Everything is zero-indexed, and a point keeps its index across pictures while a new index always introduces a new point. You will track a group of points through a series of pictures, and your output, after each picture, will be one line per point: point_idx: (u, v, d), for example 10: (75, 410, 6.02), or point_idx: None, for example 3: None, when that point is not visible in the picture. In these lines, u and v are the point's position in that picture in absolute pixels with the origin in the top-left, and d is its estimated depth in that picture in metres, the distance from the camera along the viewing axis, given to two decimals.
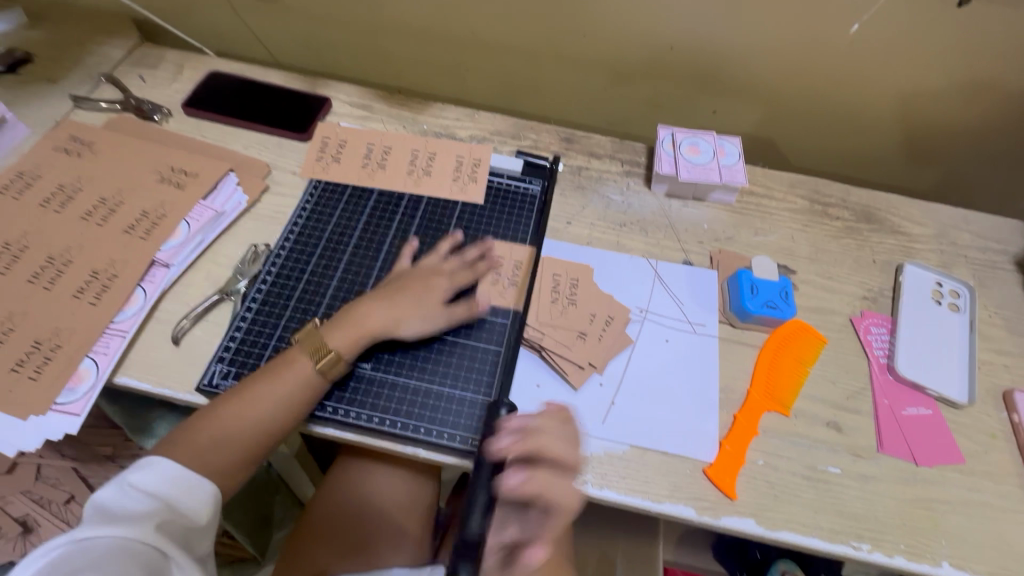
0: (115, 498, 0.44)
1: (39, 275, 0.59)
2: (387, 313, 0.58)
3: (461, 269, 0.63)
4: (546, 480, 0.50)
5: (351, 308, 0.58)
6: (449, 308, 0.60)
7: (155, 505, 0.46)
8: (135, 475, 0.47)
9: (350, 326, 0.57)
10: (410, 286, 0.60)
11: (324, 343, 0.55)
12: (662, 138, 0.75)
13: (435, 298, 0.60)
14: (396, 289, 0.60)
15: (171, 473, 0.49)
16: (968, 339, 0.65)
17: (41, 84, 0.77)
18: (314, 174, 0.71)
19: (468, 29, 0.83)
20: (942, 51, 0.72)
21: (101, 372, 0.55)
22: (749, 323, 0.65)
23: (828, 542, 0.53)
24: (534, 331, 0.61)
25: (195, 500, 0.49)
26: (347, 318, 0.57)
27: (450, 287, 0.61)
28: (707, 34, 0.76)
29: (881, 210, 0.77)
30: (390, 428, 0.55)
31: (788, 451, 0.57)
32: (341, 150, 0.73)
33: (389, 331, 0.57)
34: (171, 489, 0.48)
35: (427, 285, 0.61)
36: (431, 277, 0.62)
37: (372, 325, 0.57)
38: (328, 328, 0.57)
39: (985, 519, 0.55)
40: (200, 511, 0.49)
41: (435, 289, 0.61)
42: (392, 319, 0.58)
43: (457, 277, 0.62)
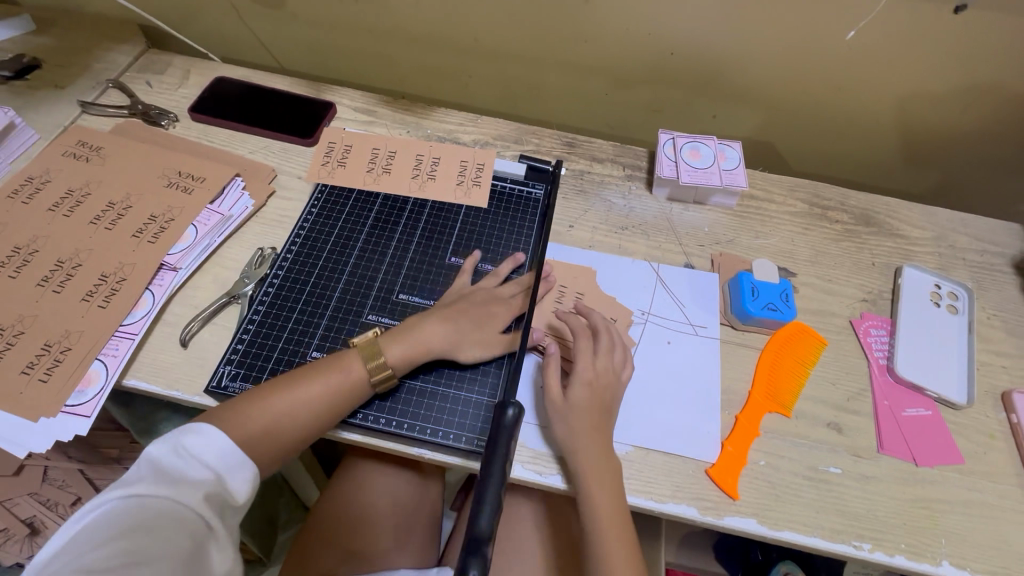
0: (172, 461, 0.46)
1: (49, 278, 0.60)
2: (448, 333, 0.58)
3: (519, 294, 0.64)
4: (578, 345, 0.59)
5: (412, 322, 0.59)
6: (509, 337, 0.61)
7: (203, 476, 0.46)
8: (192, 440, 0.48)
9: (411, 341, 0.57)
10: (471, 307, 0.61)
11: (378, 353, 0.55)
12: (662, 143, 0.76)
13: (497, 326, 0.61)
14: (458, 309, 0.60)
15: (222, 447, 0.48)
16: (966, 340, 0.66)
17: (49, 90, 0.78)
18: (319, 178, 0.72)
19: (471, 35, 0.84)
20: (938, 57, 0.73)
21: (111, 375, 0.56)
22: (750, 325, 0.65)
23: (829, 541, 0.54)
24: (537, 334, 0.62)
25: (240, 478, 0.49)
26: (409, 332, 0.57)
27: (510, 315, 0.62)
28: (707, 40, 0.77)
29: (879, 213, 0.78)
30: (396, 428, 0.55)
31: (790, 452, 0.58)
32: (346, 155, 0.74)
33: (445, 351, 0.58)
34: (220, 462, 0.48)
35: (488, 310, 0.61)
36: (491, 302, 0.62)
37: (432, 342, 0.57)
38: (386, 339, 0.57)
39: (984, 518, 0.56)
40: (243, 489, 0.49)
41: (498, 316, 0.61)
42: (452, 341, 0.58)
43: (516, 305, 0.63)
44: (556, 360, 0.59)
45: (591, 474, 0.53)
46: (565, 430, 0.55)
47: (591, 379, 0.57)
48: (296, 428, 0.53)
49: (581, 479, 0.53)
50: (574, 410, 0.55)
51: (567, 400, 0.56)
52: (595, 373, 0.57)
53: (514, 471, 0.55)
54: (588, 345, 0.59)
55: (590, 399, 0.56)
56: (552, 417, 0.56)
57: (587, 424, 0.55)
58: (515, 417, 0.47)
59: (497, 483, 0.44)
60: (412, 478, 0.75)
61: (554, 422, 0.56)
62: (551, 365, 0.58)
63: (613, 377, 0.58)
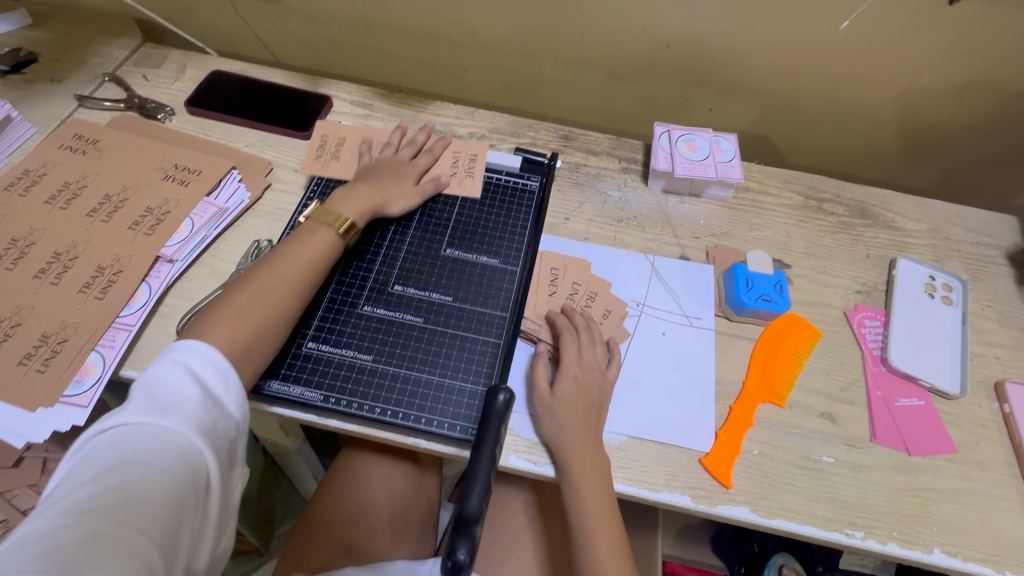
0: (162, 382, 0.46)
1: (46, 270, 0.60)
2: (375, 191, 0.66)
3: (421, 155, 0.72)
4: (564, 341, 0.59)
5: (347, 189, 0.66)
6: (422, 186, 0.69)
7: (190, 396, 0.46)
8: (185, 360, 0.48)
9: (354, 200, 0.64)
10: (387, 169, 0.69)
11: (340, 215, 0.62)
12: (658, 135, 0.76)
13: (409, 178, 0.69)
14: (376, 172, 0.68)
15: (206, 365, 0.48)
16: (960, 331, 0.66)
17: (46, 84, 0.78)
18: (313, 171, 0.72)
19: (467, 28, 0.84)
20: (934, 49, 0.73)
21: (107, 366, 0.56)
22: (744, 316, 0.66)
23: (823, 530, 0.54)
24: (529, 325, 0.62)
25: (232, 396, 0.48)
26: (348, 195, 0.65)
27: (420, 170, 0.71)
28: (702, 32, 0.77)
29: (875, 205, 0.78)
30: (391, 418, 0.56)
31: (783, 441, 0.58)
32: (339, 147, 0.74)
33: (378, 207, 0.66)
34: (212, 381, 0.48)
35: (402, 169, 0.69)
36: (402, 161, 0.70)
37: (365, 200, 0.65)
38: (331, 203, 0.64)
39: (976, 507, 0.56)
40: (237, 408, 0.48)
41: (409, 170, 0.70)
42: (383, 197, 0.66)
43: (421, 163, 0.71)
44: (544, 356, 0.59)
45: (576, 463, 0.53)
46: (553, 424, 0.55)
47: (578, 376, 0.57)
48: None
49: (568, 471, 0.53)
50: (560, 404, 0.56)
51: (554, 395, 0.56)
52: (580, 368, 0.58)
53: (508, 460, 0.55)
54: (573, 342, 0.59)
55: (576, 394, 0.56)
56: (539, 410, 0.57)
57: (573, 417, 0.55)
58: (506, 400, 0.52)
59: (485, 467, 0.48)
60: (408, 470, 0.75)
61: (542, 417, 0.56)
62: (540, 360, 0.59)
63: (599, 372, 0.58)
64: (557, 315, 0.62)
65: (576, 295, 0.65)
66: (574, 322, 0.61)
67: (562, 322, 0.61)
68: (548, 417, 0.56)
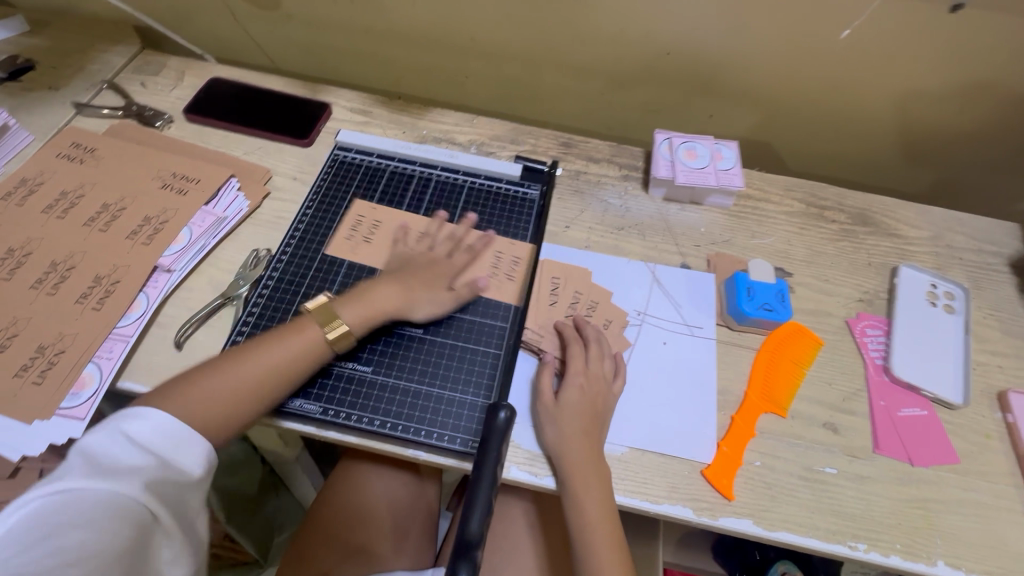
0: (106, 447, 0.43)
1: (42, 281, 0.60)
2: (399, 294, 0.60)
3: (457, 253, 0.66)
4: (572, 352, 0.59)
5: (365, 286, 0.60)
6: (457, 292, 0.62)
7: (145, 461, 0.44)
8: (130, 423, 0.45)
9: (365, 303, 0.58)
10: (416, 271, 0.63)
11: (335, 315, 0.57)
12: (658, 143, 0.76)
13: (443, 283, 0.63)
14: (405, 274, 0.62)
15: (168, 425, 0.46)
16: (962, 340, 0.66)
17: (44, 91, 0.78)
18: (340, 254, 0.66)
19: (467, 35, 0.84)
20: (934, 56, 0.73)
21: (104, 378, 0.56)
22: (746, 326, 0.65)
23: (825, 542, 0.54)
24: (536, 334, 0.62)
25: (190, 455, 0.46)
26: (362, 295, 0.59)
27: (455, 273, 0.64)
28: (703, 39, 0.77)
29: (876, 212, 0.78)
30: (391, 430, 0.55)
31: (786, 452, 0.58)
32: (373, 232, 0.68)
33: (398, 313, 0.60)
34: (165, 443, 0.46)
35: (432, 271, 0.63)
36: (434, 265, 0.64)
37: (383, 307, 0.59)
38: (341, 303, 0.58)
39: (980, 518, 0.56)
40: (195, 468, 0.46)
41: (442, 276, 0.63)
42: (405, 301, 0.60)
43: (456, 263, 0.65)
44: (551, 365, 0.59)
45: (577, 474, 0.53)
46: (556, 434, 0.55)
47: (584, 387, 0.57)
48: None
49: (569, 482, 0.53)
50: (564, 413, 0.55)
51: (559, 404, 0.56)
52: (586, 379, 0.57)
53: (509, 472, 0.55)
54: (581, 352, 0.59)
55: (581, 405, 0.56)
56: (543, 419, 0.56)
57: (576, 427, 0.55)
58: (507, 419, 0.50)
59: (487, 488, 0.46)
60: (407, 479, 0.75)
61: (546, 426, 0.56)
62: (546, 368, 0.59)
63: (605, 385, 0.58)
64: (565, 326, 0.62)
65: (579, 304, 0.65)
66: (583, 334, 0.61)
67: (571, 332, 0.61)
68: (552, 426, 0.55)
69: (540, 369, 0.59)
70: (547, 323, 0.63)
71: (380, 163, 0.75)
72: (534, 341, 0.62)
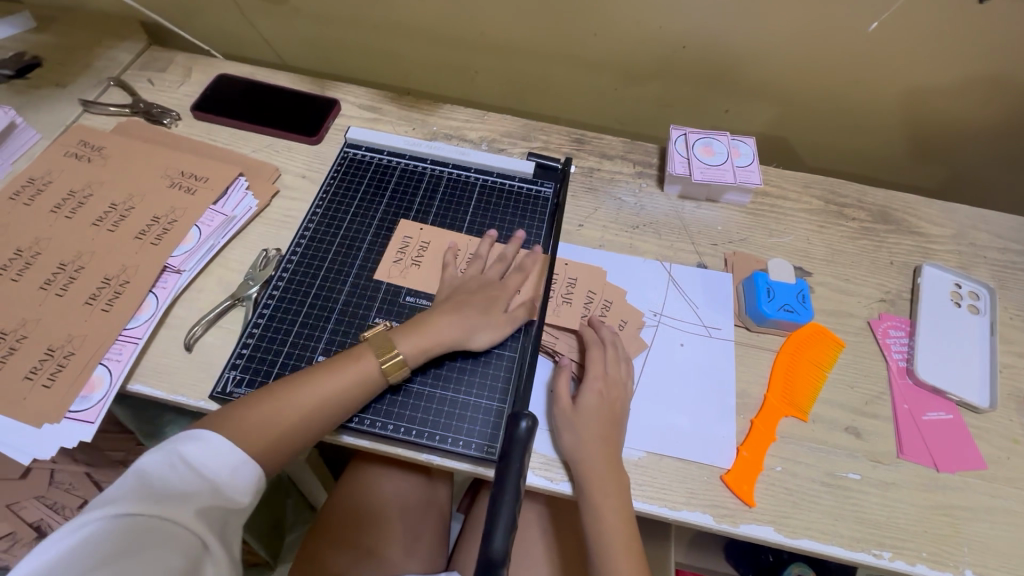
0: (162, 471, 0.43)
1: (51, 282, 0.59)
2: (456, 323, 0.57)
3: (512, 274, 0.63)
4: (591, 354, 0.58)
5: (421, 315, 0.58)
6: (513, 315, 0.60)
7: (198, 485, 0.43)
8: (187, 446, 0.45)
9: (422, 333, 0.56)
10: (471, 296, 0.60)
11: (391, 345, 0.55)
12: (674, 139, 0.74)
13: (499, 307, 0.60)
14: (459, 300, 0.59)
15: (221, 449, 0.46)
16: (988, 342, 0.64)
17: (51, 89, 0.77)
18: (390, 279, 0.64)
19: (477, 30, 0.82)
20: (960, 49, 0.71)
21: (114, 380, 0.55)
22: (765, 327, 0.64)
23: (848, 550, 0.52)
24: (552, 338, 0.61)
25: (240, 482, 0.46)
26: (417, 325, 0.57)
27: (509, 294, 0.61)
28: (720, 32, 0.75)
29: (897, 210, 0.76)
30: (405, 435, 0.54)
31: (807, 457, 0.57)
32: (422, 253, 0.66)
33: (456, 342, 0.57)
34: (218, 468, 0.45)
35: (488, 295, 0.60)
36: (488, 287, 0.61)
37: (442, 336, 0.56)
38: (398, 333, 0.56)
39: (1009, 526, 0.54)
40: (243, 497, 0.46)
41: (498, 298, 0.60)
42: (463, 330, 0.57)
43: (511, 285, 0.62)
44: (568, 368, 0.58)
45: (596, 480, 0.52)
46: (574, 439, 0.54)
47: (603, 391, 0.56)
48: (303, 434, 0.51)
49: (586, 488, 0.52)
50: (583, 418, 0.54)
51: (577, 409, 0.55)
52: (605, 383, 0.56)
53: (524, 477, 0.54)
54: (600, 355, 0.58)
55: (599, 409, 0.55)
56: (560, 423, 0.55)
57: (595, 432, 0.54)
58: (530, 429, 0.45)
59: (510, 501, 0.42)
60: (419, 480, 0.74)
61: (563, 431, 0.54)
62: (563, 372, 0.57)
63: (622, 389, 0.57)
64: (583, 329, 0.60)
65: (594, 305, 0.64)
66: (602, 336, 0.59)
67: (589, 335, 0.60)
68: (569, 432, 0.54)
69: (557, 372, 0.58)
70: (563, 326, 0.62)
71: (390, 161, 0.73)
72: (552, 346, 0.61)
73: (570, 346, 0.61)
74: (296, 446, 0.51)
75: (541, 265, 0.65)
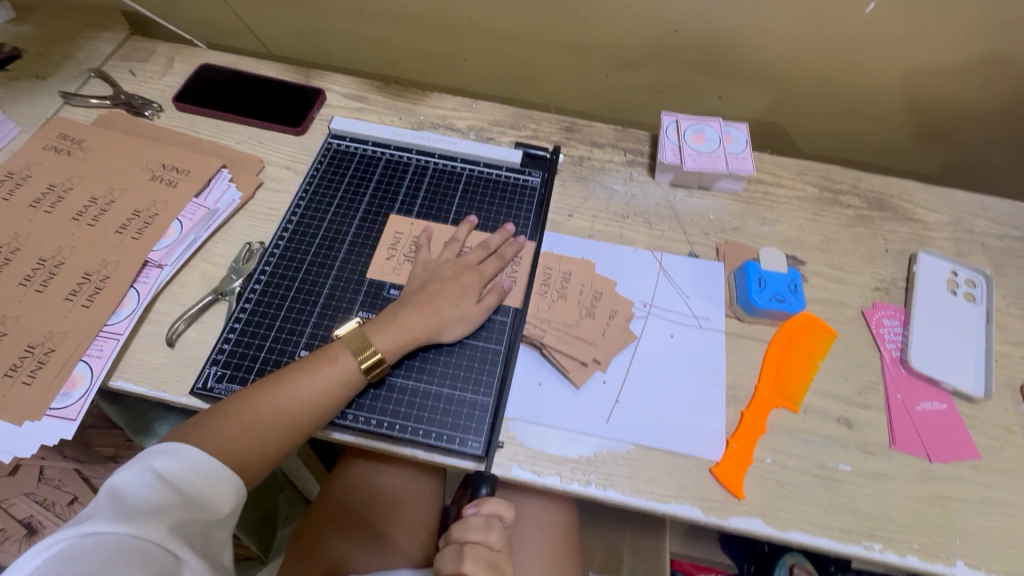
0: (134, 487, 0.42)
1: (31, 278, 0.58)
2: (427, 317, 0.56)
3: (488, 260, 0.62)
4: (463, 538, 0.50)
5: (393, 310, 0.57)
6: (485, 302, 0.59)
7: (174, 499, 0.42)
8: (159, 461, 0.44)
9: (393, 327, 0.55)
10: (444, 286, 0.59)
11: (369, 342, 0.54)
12: (666, 126, 0.72)
13: (471, 296, 0.59)
14: (432, 291, 0.58)
15: (197, 462, 0.45)
16: (984, 330, 0.63)
17: (30, 81, 0.75)
18: (385, 276, 0.62)
19: (464, 16, 0.80)
20: (958, 30, 0.69)
21: (96, 377, 0.54)
22: (757, 317, 0.63)
23: (839, 542, 0.52)
24: (449, 556, 0.50)
25: (219, 491, 0.46)
26: (389, 319, 0.56)
27: (482, 283, 0.60)
28: (711, 18, 0.73)
29: (893, 196, 0.74)
30: (389, 430, 0.54)
31: (798, 449, 0.56)
32: (413, 248, 0.64)
33: (427, 337, 0.56)
34: (194, 480, 0.45)
35: (461, 282, 0.59)
36: (461, 273, 0.60)
37: (414, 330, 0.56)
38: (371, 328, 0.55)
39: (1002, 516, 0.54)
40: (221, 504, 0.46)
41: (470, 285, 0.59)
42: (433, 322, 0.57)
43: (487, 271, 0.61)
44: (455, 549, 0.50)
45: None
46: None
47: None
48: (287, 433, 0.51)
49: None
50: None
51: None
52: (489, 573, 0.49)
53: (511, 471, 0.53)
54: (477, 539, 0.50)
55: None
56: None
57: None
58: (490, 494, 0.52)
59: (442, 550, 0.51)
60: (410, 473, 0.73)
61: None
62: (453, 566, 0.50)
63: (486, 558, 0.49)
64: (480, 535, 0.50)
65: (584, 297, 0.62)
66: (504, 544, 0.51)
67: (493, 542, 0.50)
68: None
69: None
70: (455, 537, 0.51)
71: (375, 151, 0.72)
72: (449, 567, 0.49)
73: (578, 344, 0.59)
74: (279, 444, 0.51)
75: (529, 255, 0.65)
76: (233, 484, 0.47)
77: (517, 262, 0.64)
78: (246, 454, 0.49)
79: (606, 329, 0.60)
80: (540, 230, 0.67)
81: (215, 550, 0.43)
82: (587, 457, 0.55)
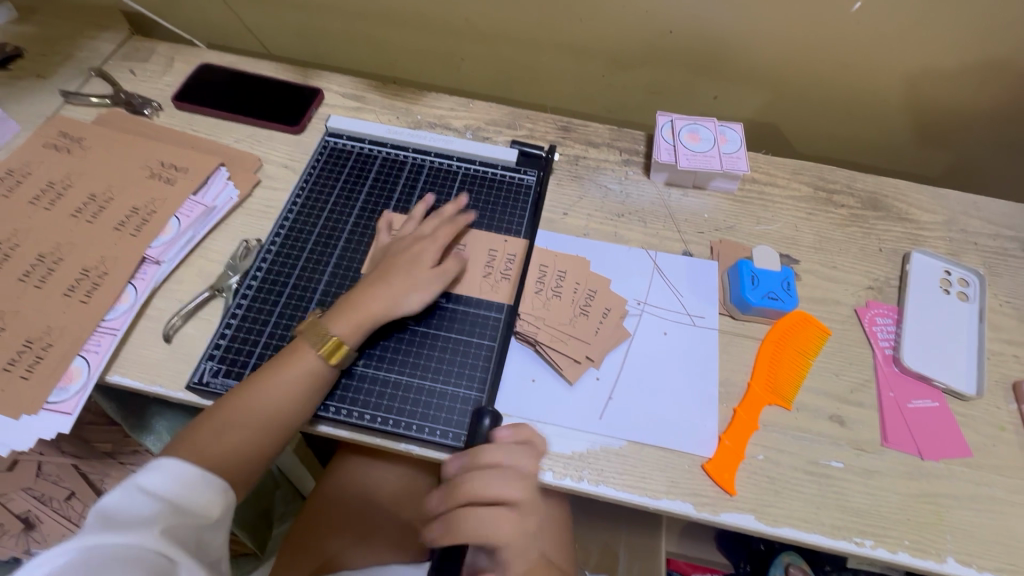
0: (118, 500, 0.41)
1: (30, 273, 0.59)
2: (382, 292, 0.57)
3: (442, 227, 0.63)
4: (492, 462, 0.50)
5: (350, 294, 0.58)
6: (442, 267, 0.60)
7: (161, 507, 0.42)
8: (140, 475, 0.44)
9: (347, 309, 0.56)
10: (397, 260, 0.60)
11: (327, 331, 0.55)
12: (661, 126, 0.73)
13: (427, 261, 0.60)
14: (386, 265, 0.59)
15: (179, 471, 0.46)
16: (976, 329, 0.63)
17: (32, 80, 0.76)
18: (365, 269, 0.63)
19: (461, 17, 0.81)
20: (951, 31, 0.69)
21: (93, 371, 0.55)
22: (751, 315, 0.63)
23: (831, 538, 0.52)
24: (478, 479, 0.49)
25: (206, 497, 0.46)
26: (343, 303, 0.57)
27: (438, 248, 0.61)
28: (706, 19, 0.74)
29: (887, 196, 0.75)
30: (382, 425, 0.54)
31: (791, 445, 0.56)
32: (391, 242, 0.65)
33: (387, 312, 0.57)
34: (180, 488, 0.45)
35: (413, 252, 0.60)
36: (413, 244, 0.61)
37: (372, 309, 0.56)
38: (330, 315, 0.56)
39: (993, 513, 0.54)
40: (210, 509, 0.46)
41: (425, 252, 0.60)
42: (389, 297, 0.57)
43: (441, 236, 0.62)
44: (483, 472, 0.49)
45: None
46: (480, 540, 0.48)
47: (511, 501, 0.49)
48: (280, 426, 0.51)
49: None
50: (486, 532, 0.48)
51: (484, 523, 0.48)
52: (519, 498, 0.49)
53: None
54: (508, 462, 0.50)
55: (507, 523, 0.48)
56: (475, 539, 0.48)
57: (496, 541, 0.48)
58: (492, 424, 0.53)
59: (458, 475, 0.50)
60: (405, 471, 0.73)
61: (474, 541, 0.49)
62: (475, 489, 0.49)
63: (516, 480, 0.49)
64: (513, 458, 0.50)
65: (579, 295, 0.62)
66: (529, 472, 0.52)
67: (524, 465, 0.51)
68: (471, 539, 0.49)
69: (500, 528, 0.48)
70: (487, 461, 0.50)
71: (371, 150, 0.73)
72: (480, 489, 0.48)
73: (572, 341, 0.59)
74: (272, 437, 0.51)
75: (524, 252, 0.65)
76: (219, 490, 0.47)
77: (512, 259, 0.65)
78: (233, 449, 0.50)
79: (600, 327, 0.61)
80: (534, 228, 0.67)
81: (211, 553, 0.43)
82: (579, 453, 0.55)
